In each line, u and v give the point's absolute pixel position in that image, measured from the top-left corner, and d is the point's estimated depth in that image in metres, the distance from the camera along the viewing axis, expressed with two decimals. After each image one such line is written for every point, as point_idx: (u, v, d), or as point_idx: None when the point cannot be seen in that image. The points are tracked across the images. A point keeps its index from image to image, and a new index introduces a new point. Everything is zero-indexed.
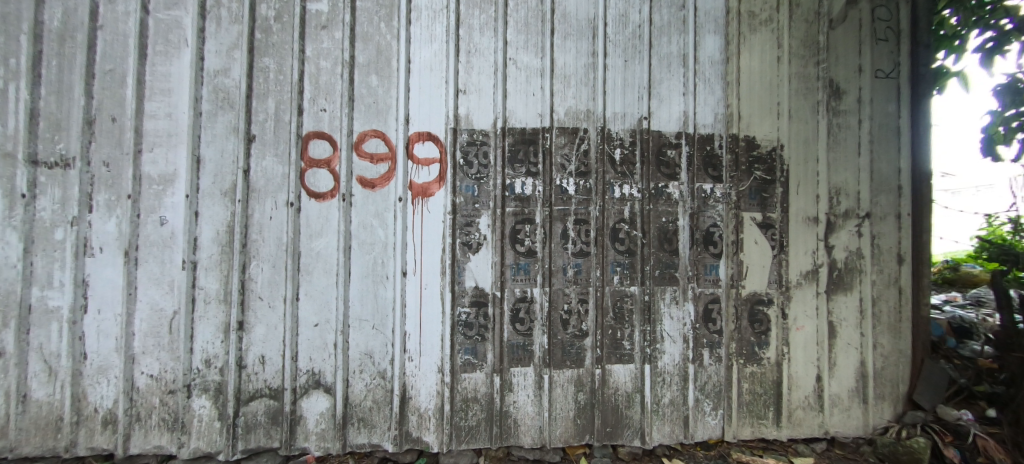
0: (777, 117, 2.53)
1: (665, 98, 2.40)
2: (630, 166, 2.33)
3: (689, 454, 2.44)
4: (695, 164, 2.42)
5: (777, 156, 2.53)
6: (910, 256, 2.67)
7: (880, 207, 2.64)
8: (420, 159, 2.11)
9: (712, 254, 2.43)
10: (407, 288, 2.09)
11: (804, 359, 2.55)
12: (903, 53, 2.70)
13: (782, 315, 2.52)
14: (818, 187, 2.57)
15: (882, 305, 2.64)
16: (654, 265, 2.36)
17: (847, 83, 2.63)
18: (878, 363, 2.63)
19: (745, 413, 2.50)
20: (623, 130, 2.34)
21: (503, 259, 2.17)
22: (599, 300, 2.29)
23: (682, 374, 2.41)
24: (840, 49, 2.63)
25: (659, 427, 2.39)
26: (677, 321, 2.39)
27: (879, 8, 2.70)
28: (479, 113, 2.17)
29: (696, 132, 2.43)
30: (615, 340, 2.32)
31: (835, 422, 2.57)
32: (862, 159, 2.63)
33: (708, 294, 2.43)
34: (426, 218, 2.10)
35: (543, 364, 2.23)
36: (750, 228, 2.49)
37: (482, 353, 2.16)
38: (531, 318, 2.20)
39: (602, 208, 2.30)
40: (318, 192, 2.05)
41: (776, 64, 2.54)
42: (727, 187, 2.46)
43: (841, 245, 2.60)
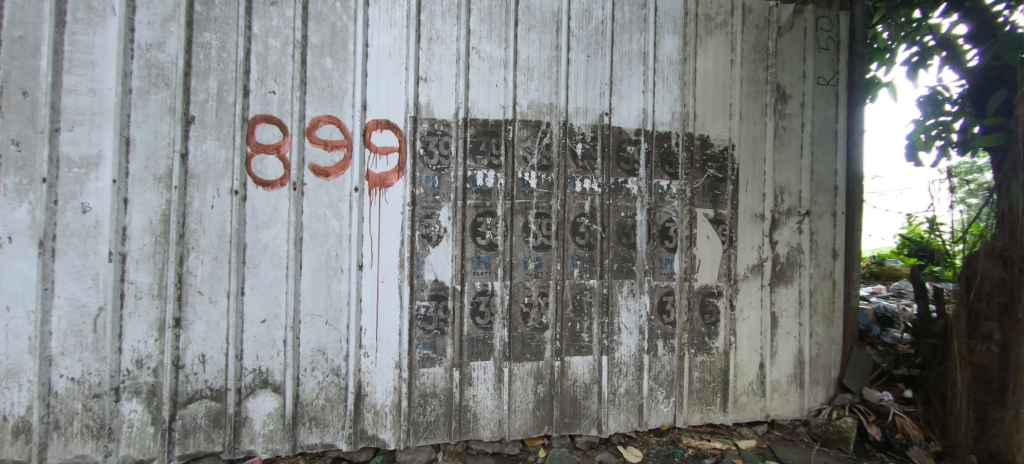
0: (729, 117, 2.63)
1: (625, 95, 2.43)
2: (591, 161, 2.35)
3: (643, 441, 2.52)
4: (653, 160, 2.48)
5: (729, 155, 2.63)
6: (843, 251, 2.87)
7: (819, 206, 2.81)
8: (378, 147, 2.02)
9: (668, 248, 2.51)
10: (363, 281, 2.02)
11: (749, 348, 2.68)
12: (842, 62, 2.88)
13: (730, 306, 2.64)
14: (765, 186, 2.70)
15: (819, 297, 2.82)
16: (613, 258, 2.40)
17: (792, 88, 2.77)
18: (814, 350, 2.82)
19: (695, 400, 2.61)
20: (584, 125, 2.35)
21: (463, 252, 2.14)
22: (559, 293, 2.31)
23: (638, 364, 2.48)
24: (787, 55, 2.76)
25: (615, 416, 2.45)
26: (634, 313, 2.45)
27: (822, 18, 2.86)
28: (439, 102, 2.11)
29: (654, 129, 2.48)
30: (574, 332, 2.34)
31: (775, 406, 2.74)
32: (804, 160, 2.78)
33: (663, 286, 2.50)
34: (384, 209, 2.03)
35: (502, 357, 2.22)
36: (703, 224, 2.58)
37: (441, 347, 2.12)
38: (491, 311, 2.19)
39: (563, 202, 2.30)
40: (266, 180, 1.93)
41: (729, 66, 2.63)
42: (683, 184, 2.54)
43: (784, 240, 2.75)
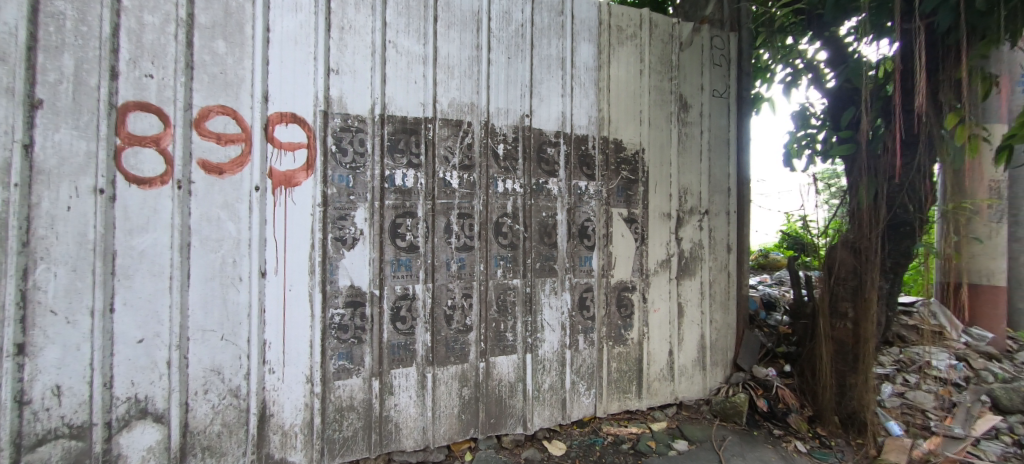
0: (640, 123, 2.80)
1: (545, 97, 2.48)
2: (513, 162, 2.37)
3: (566, 434, 2.60)
4: (572, 162, 2.56)
5: (639, 158, 2.80)
6: (735, 246, 3.20)
7: (716, 205, 3.10)
8: (282, 143, 1.84)
9: (586, 246, 2.60)
10: (266, 289, 1.83)
11: (660, 337, 2.88)
12: (732, 77, 3.19)
13: (643, 300, 2.81)
14: (671, 187, 2.92)
15: (717, 288, 3.11)
16: (535, 258, 2.44)
17: (692, 99, 3.02)
18: (714, 336, 3.10)
19: (613, 390, 2.74)
20: (506, 126, 2.36)
21: (382, 255, 2.03)
22: (483, 295, 2.29)
23: (560, 359, 2.54)
24: (687, 69, 3.00)
25: (539, 412, 2.50)
26: (556, 310, 2.51)
27: (716, 37, 3.14)
28: (352, 97, 1.98)
29: (573, 132, 2.57)
30: (498, 332, 2.34)
31: (682, 389, 2.98)
32: (703, 164, 3.05)
33: (583, 283, 2.59)
34: (290, 210, 1.86)
35: (425, 363, 2.15)
36: (618, 223, 2.71)
37: (358, 357, 2.00)
38: (413, 316, 2.11)
39: (486, 202, 2.29)
40: (142, 177, 1.66)
41: (639, 76, 2.81)
42: (599, 184, 2.65)
43: (687, 236, 2.99)
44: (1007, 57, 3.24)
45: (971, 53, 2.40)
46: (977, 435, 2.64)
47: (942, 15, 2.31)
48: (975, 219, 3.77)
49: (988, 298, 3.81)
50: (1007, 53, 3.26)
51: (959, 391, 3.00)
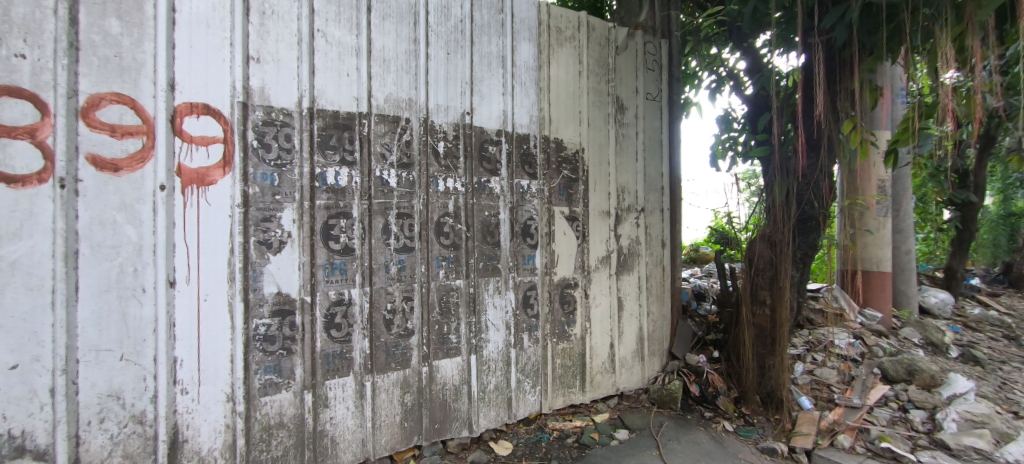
0: (579, 124, 2.86)
1: (486, 95, 2.45)
2: (453, 160, 2.31)
3: (513, 432, 2.60)
4: (514, 160, 2.55)
5: (580, 157, 2.85)
6: (669, 241, 3.35)
7: (651, 203, 3.23)
8: (193, 137, 1.66)
9: (529, 245, 2.61)
10: (175, 301, 1.64)
11: (602, 331, 2.96)
12: (664, 82, 3.34)
13: (585, 296, 2.86)
14: (610, 186, 3.00)
15: (653, 281, 3.24)
16: (478, 257, 2.40)
17: (628, 101, 3.12)
18: (651, 327, 3.23)
19: (558, 385, 2.77)
20: (445, 123, 2.30)
21: (313, 259, 1.91)
22: (424, 297, 2.22)
23: (505, 359, 2.53)
24: (623, 72, 3.09)
25: (485, 413, 2.47)
26: (500, 309, 2.49)
27: (649, 43, 3.27)
28: (276, 88, 1.83)
29: (514, 131, 2.56)
30: (441, 335, 2.29)
31: (623, 380, 3.08)
32: (639, 164, 3.16)
33: (527, 281, 2.60)
34: (203, 211, 1.67)
35: (364, 371, 2.04)
36: (560, 221, 2.74)
37: (288, 369, 1.85)
38: (349, 322, 2.00)
39: (425, 201, 2.22)
40: (13, 174, 1.40)
41: (578, 77, 2.86)
42: (541, 183, 2.67)
43: (626, 233, 3.09)
44: (887, 71, 3.67)
45: (860, 67, 2.67)
46: (871, 403, 2.93)
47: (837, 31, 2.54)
48: (865, 213, 4.27)
49: (877, 282, 4.29)
50: (887, 68, 3.68)
51: (856, 366, 3.34)
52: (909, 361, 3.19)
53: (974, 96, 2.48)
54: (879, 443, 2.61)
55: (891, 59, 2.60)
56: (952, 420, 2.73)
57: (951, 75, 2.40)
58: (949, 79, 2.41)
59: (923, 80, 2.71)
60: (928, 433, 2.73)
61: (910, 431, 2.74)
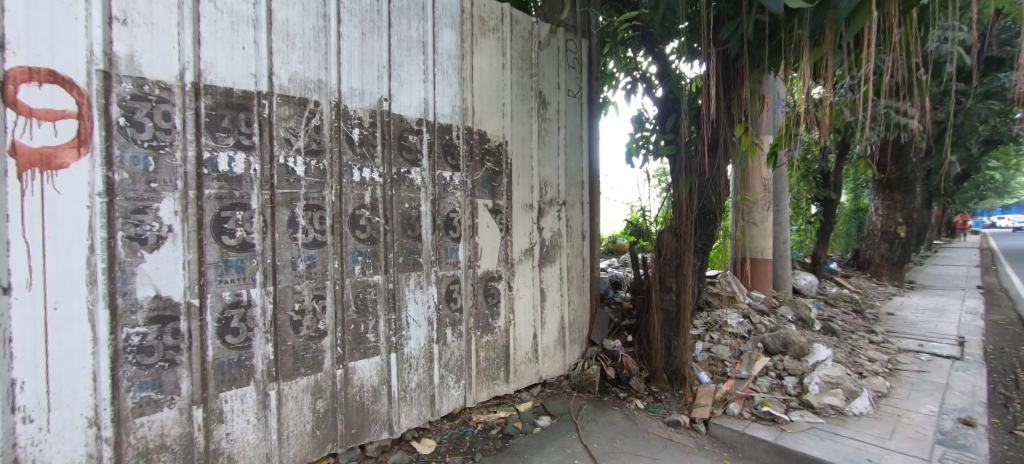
0: (502, 116, 2.83)
1: (405, 82, 2.33)
2: (370, 148, 2.17)
3: (436, 429, 2.55)
4: (435, 151, 2.46)
5: (503, 150, 2.83)
6: (588, 233, 3.47)
7: (572, 196, 3.31)
8: (34, 109, 1.37)
9: (452, 238, 2.54)
10: (12, 311, 1.34)
11: (525, 322, 2.99)
12: (584, 79, 3.42)
13: (509, 288, 2.87)
14: (533, 179, 3.02)
15: (574, 272, 3.34)
16: (398, 252, 2.29)
17: (550, 97, 3.15)
18: (572, 316, 3.33)
19: (482, 378, 2.75)
20: (360, 109, 2.14)
21: (202, 257, 1.68)
22: (337, 295, 2.07)
23: (428, 355, 2.45)
24: (545, 67, 3.11)
25: (407, 413, 2.38)
26: (421, 305, 2.40)
27: (570, 41, 3.32)
28: (150, 57, 1.56)
29: (435, 121, 2.46)
30: (358, 334, 2.15)
31: (545, 368, 3.14)
32: (560, 158, 3.22)
33: (449, 276, 2.53)
34: (50, 201, 1.39)
35: (267, 379, 1.86)
36: (484, 214, 2.71)
37: (170, 384, 1.62)
38: (248, 326, 1.79)
39: (338, 192, 2.06)
40: None
41: (501, 69, 2.82)
42: (464, 175, 2.61)
43: (548, 226, 3.13)
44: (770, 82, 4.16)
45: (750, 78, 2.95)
46: (755, 374, 3.29)
47: (732, 43, 2.77)
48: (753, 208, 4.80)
49: (763, 268, 4.84)
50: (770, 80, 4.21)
51: (745, 342, 3.74)
52: (785, 335, 3.64)
53: (833, 109, 2.87)
54: (761, 407, 2.89)
55: (774, 72, 2.91)
56: (815, 382, 3.15)
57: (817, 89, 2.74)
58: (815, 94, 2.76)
59: (798, 93, 3.07)
60: (798, 395, 3.10)
61: (785, 395, 3.10)
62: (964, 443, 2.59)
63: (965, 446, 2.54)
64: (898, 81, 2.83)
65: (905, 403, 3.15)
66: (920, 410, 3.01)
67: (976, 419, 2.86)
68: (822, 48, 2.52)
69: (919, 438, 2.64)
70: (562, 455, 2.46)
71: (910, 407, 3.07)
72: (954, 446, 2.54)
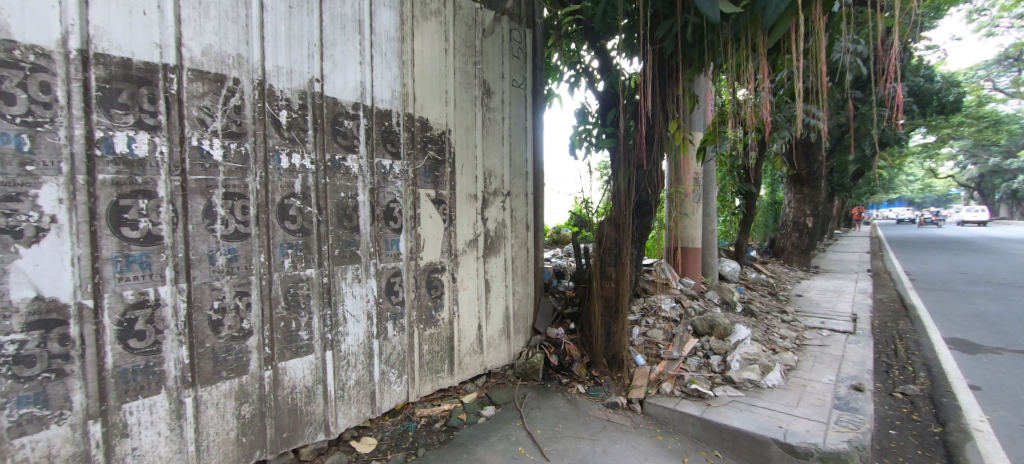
0: (445, 104, 2.74)
1: (339, 62, 2.18)
2: (300, 132, 2.02)
3: (377, 427, 2.46)
4: (374, 137, 2.34)
5: (446, 139, 2.75)
6: (532, 224, 3.48)
7: (516, 187, 3.30)
8: None
9: (393, 229, 2.44)
10: None
11: (469, 313, 2.95)
12: (528, 70, 3.40)
13: (452, 280, 2.81)
14: (476, 169, 2.97)
15: (518, 262, 3.34)
16: (333, 243, 2.16)
17: (494, 86, 3.10)
18: (516, 306, 3.34)
19: (426, 372, 2.68)
20: (288, 89, 1.97)
21: (97, 252, 1.47)
22: (265, 291, 1.92)
23: (367, 352, 2.34)
24: (489, 55, 3.05)
25: (345, 412, 2.27)
26: (360, 299, 2.29)
27: (514, 30, 3.28)
28: (19, 15, 1.33)
29: (373, 106, 2.33)
30: (289, 332, 2.01)
31: (490, 359, 3.13)
32: (504, 149, 3.19)
33: (390, 268, 2.43)
34: None
35: (182, 386, 1.68)
36: (426, 204, 2.62)
37: (58, 396, 1.43)
38: (157, 328, 1.61)
39: (264, 179, 1.89)
40: None
41: (444, 55, 2.72)
42: (405, 164, 2.50)
43: (492, 216, 3.10)
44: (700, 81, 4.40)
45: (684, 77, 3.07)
46: (686, 354, 3.49)
47: (668, 42, 2.86)
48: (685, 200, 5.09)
49: (694, 256, 5.14)
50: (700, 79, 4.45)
51: (676, 324, 3.96)
52: (711, 318, 3.89)
53: (757, 109, 3.05)
54: (690, 385, 3.07)
55: (705, 72, 3.04)
56: (737, 359, 3.40)
57: (743, 91, 2.90)
58: (740, 95, 2.92)
59: (726, 94, 3.25)
60: (722, 373, 3.33)
61: (711, 373, 3.31)
62: (855, 406, 2.92)
63: (855, 409, 2.86)
64: (809, 86, 3.07)
65: (809, 374, 3.49)
66: (821, 380, 3.35)
67: (864, 385, 3.24)
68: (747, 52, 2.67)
69: (820, 404, 2.93)
70: (506, 444, 2.46)
71: (813, 377, 3.40)
72: (846, 409, 2.85)
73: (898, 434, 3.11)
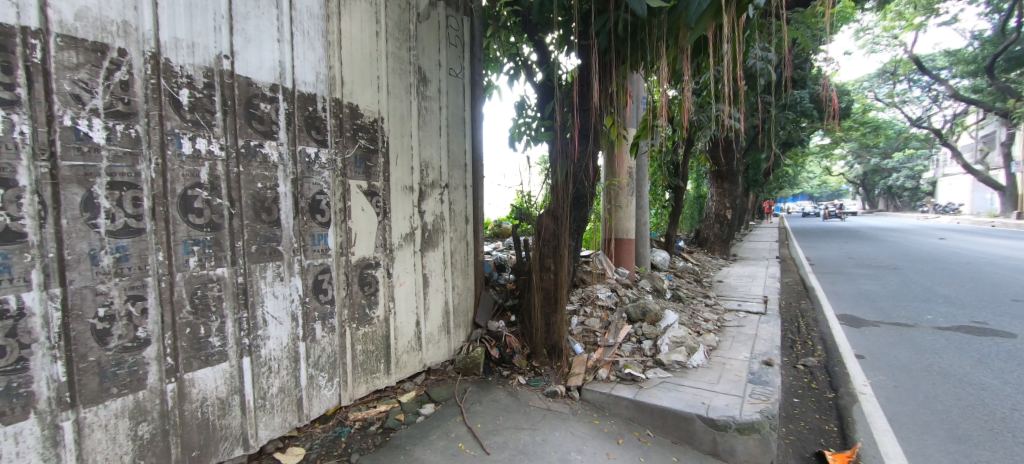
0: (377, 90, 2.58)
1: (253, 38, 1.96)
2: (206, 114, 1.80)
3: (306, 435, 2.31)
4: (296, 123, 2.15)
5: (379, 127, 2.59)
6: (472, 217, 3.40)
7: (454, 179, 3.20)
8: None
9: (320, 223, 2.26)
10: None
11: (406, 310, 2.82)
12: (466, 59, 3.30)
13: (387, 275, 2.67)
14: (412, 160, 2.84)
15: (457, 256, 3.26)
16: (249, 239, 1.96)
17: (430, 74, 2.97)
18: (456, 300, 3.26)
19: (360, 373, 2.54)
20: (189, 64, 1.74)
21: None
22: (165, 294, 1.69)
23: (292, 356, 2.16)
24: (425, 42, 2.92)
25: (267, 422, 2.08)
26: (282, 299, 2.10)
27: (451, 17, 3.16)
28: None
29: (294, 88, 2.13)
30: (197, 338, 1.80)
31: (429, 355, 3.03)
32: (442, 139, 3.08)
33: (317, 265, 2.26)
34: None
35: (58, 408, 1.45)
36: (357, 196, 2.46)
37: None
38: (21, 342, 1.37)
39: (161, 167, 1.66)
40: None
41: (375, 38, 2.55)
42: (333, 153, 2.33)
43: (430, 209, 2.99)
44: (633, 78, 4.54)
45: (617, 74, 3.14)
46: (621, 340, 3.61)
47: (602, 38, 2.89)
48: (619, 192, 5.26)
49: (628, 247, 5.34)
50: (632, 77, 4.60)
51: (612, 312, 4.10)
52: (643, 304, 4.06)
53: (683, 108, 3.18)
54: (624, 369, 3.18)
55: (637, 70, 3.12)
56: (666, 343, 3.58)
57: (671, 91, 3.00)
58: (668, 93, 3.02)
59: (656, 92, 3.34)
60: (653, 356, 3.48)
61: (643, 357, 3.45)
62: (766, 379, 3.17)
63: (767, 382, 3.11)
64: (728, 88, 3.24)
65: (728, 352, 3.75)
66: (738, 357, 3.61)
67: (773, 360, 3.54)
68: (675, 51, 2.75)
69: (737, 379, 3.15)
70: (445, 441, 2.39)
71: (731, 355, 3.66)
72: (759, 382, 3.09)
73: (800, 401, 3.45)
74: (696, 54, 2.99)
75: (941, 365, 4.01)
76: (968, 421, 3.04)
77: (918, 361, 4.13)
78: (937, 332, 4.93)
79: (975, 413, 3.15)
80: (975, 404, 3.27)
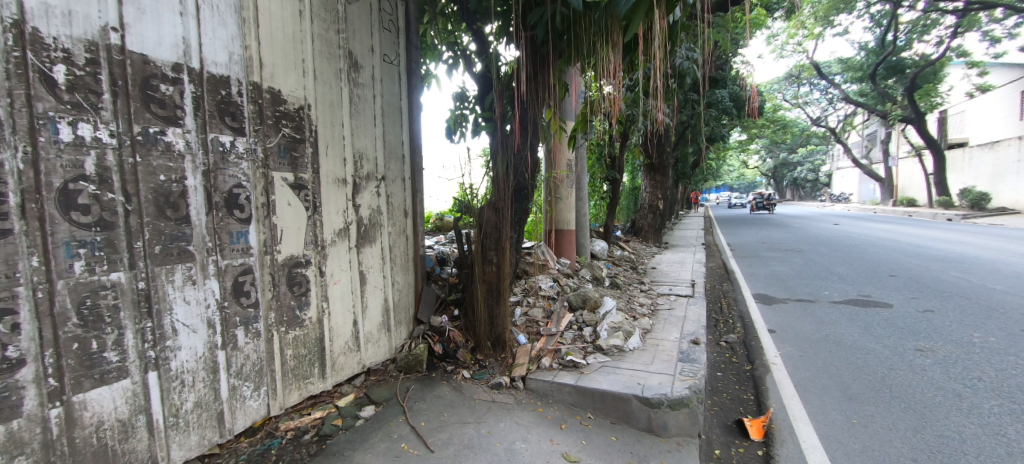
0: (302, 74, 2.38)
1: (148, 9, 1.71)
2: (90, 95, 1.56)
3: (230, 451, 2.11)
4: (207, 108, 1.92)
5: (305, 115, 2.39)
6: (411, 210, 3.27)
7: (391, 171, 3.06)
8: None
9: (239, 219, 2.05)
10: None
11: (342, 309, 2.66)
12: (401, 45, 3.15)
13: (320, 274, 2.49)
14: (345, 151, 2.66)
15: (397, 251, 3.12)
16: (152, 239, 1.73)
17: (363, 59, 2.79)
18: (396, 297, 3.13)
19: (291, 380, 2.36)
20: (65, 36, 1.49)
21: None
22: (43, 306, 1.46)
23: (210, 366, 1.94)
24: (356, 25, 2.73)
25: (182, 442, 1.87)
26: (195, 305, 1.88)
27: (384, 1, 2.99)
28: None
29: (202, 69, 1.90)
30: (89, 354, 1.57)
31: (368, 356, 2.89)
32: (377, 129, 2.92)
33: (237, 265, 2.05)
34: None
35: None
36: (282, 189, 2.26)
37: None
38: None
39: (31, 156, 1.43)
40: None
41: (298, 18, 2.34)
42: (252, 142, 2.12)
43: (365, 203, 2.83)
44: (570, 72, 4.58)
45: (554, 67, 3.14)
46: (562, 329, 3.68)
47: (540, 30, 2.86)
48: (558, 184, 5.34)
49: (568, 237, 5.46)
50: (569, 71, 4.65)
51: (554, 302, 4.20)
52: (583, 292, 4.15)
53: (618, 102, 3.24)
54: (566, 357, 3.23)
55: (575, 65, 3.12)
56: (605, 329, 3.70)
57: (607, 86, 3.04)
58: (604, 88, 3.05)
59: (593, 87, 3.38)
60: (593, 342, 3.57)
61: (584, 344, 3.53)
62: (695, 357, 3.37)
63: (695, 359, 3.30)
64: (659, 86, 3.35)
65: (661, 334, 3.94)
66: (670, 339, 3.80)
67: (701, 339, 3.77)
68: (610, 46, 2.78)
69: (669, 359, 3.32)
70: (387, 443, 2.29)
71: (664, 337, 3.85)
72: (688, 360, 3.28)
73: (724, 375, 3.72)
74: (629, 51, 3.07)
75: (838, 335, 4.49)
76: (858, 382, 3.42)
77: (819, 332, 4.60)
78: (833, 305, 5.53)
79: (863, 374, 3.55)
80: (863, 367, 3.69)
